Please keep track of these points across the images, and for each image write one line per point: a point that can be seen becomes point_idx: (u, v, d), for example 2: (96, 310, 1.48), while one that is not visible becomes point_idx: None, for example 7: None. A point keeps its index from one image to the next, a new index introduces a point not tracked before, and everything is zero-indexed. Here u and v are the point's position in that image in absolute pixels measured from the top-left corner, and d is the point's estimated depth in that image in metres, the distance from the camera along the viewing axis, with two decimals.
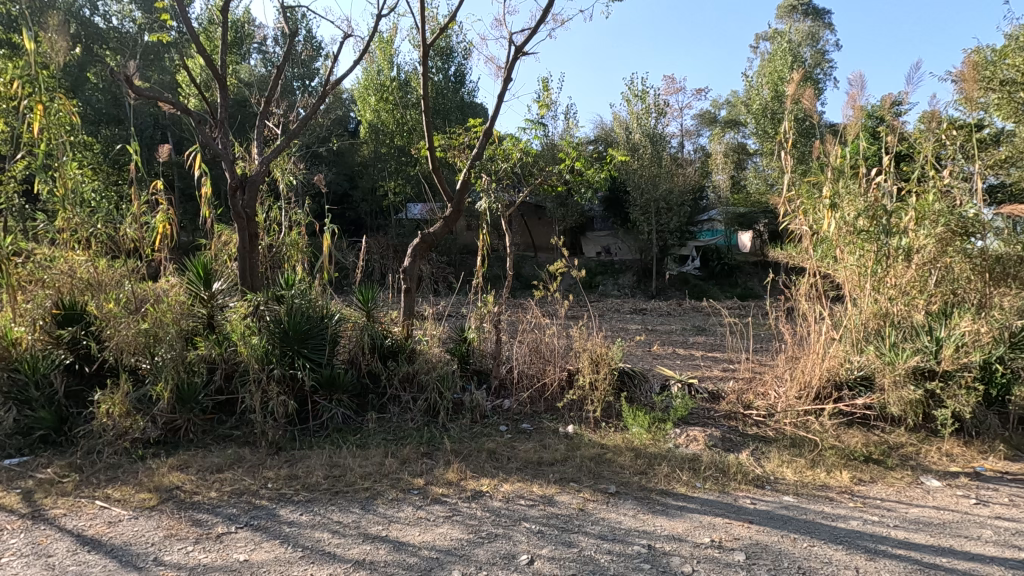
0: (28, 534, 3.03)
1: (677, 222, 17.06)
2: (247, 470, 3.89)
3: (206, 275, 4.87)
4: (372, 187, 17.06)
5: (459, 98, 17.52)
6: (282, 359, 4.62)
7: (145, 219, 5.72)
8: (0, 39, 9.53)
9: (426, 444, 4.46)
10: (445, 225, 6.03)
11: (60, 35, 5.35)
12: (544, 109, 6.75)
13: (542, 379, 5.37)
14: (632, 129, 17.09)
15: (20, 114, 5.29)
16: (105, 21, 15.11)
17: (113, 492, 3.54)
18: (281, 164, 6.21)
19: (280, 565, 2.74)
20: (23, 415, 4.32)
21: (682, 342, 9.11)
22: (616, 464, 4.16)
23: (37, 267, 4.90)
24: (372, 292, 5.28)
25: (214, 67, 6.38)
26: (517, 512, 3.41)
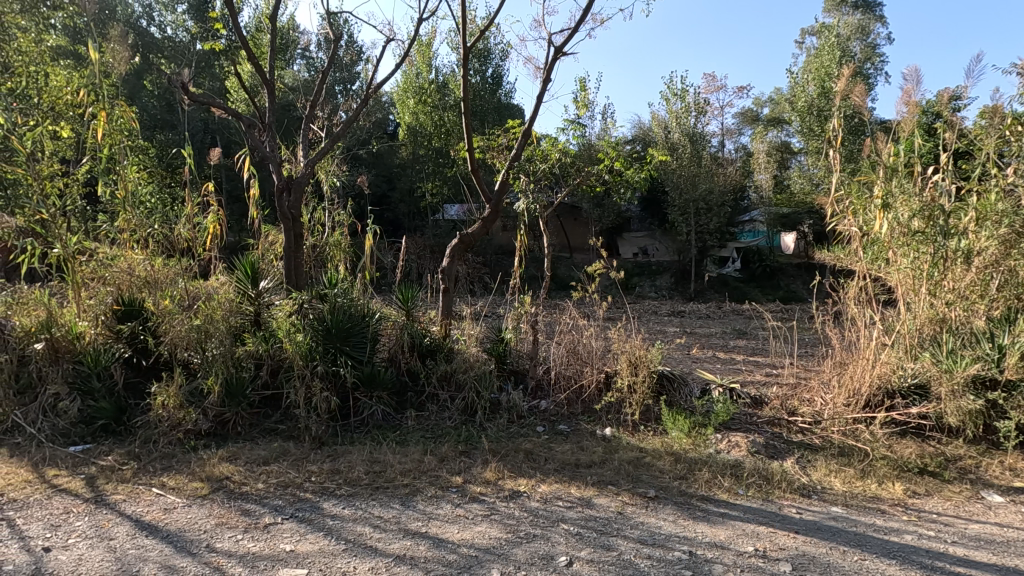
0: (92, 517, 3.20)
1: (716, 223, 16.61)
2: (292, 463, 4.01)
3: (253, 273, 5.00)
4: (410, 188, 17.29)
5: (497, 99, 17.61)
6: (324, 357, 4.72)
7: (197, 220, 5.97)
8: (67, 50, 10.14)
9: (464, 443, 4.50)
10: (484, 225, 6.07)
11: (122, 45, 5.66)
12: (582, 109, 6.72)
13: (580, 380, 5.34)
14: (671, 128, 16.81)
15: (85, 120, 5.59)
16: (160, 31, 15.84)
17: (168, 480, 3.71)
18: (325, 167, 6.41)
19: (324, 557, 2.81)
20: (86, 405, 4.56)
21: (722, 345, 8.88)
22: (656, 469, 4.10)
23: (99, 265, 5.20)
24: (412, 291, 5.35)
25: (263, 73, 6.61)
26: (555, 514, 3.40)
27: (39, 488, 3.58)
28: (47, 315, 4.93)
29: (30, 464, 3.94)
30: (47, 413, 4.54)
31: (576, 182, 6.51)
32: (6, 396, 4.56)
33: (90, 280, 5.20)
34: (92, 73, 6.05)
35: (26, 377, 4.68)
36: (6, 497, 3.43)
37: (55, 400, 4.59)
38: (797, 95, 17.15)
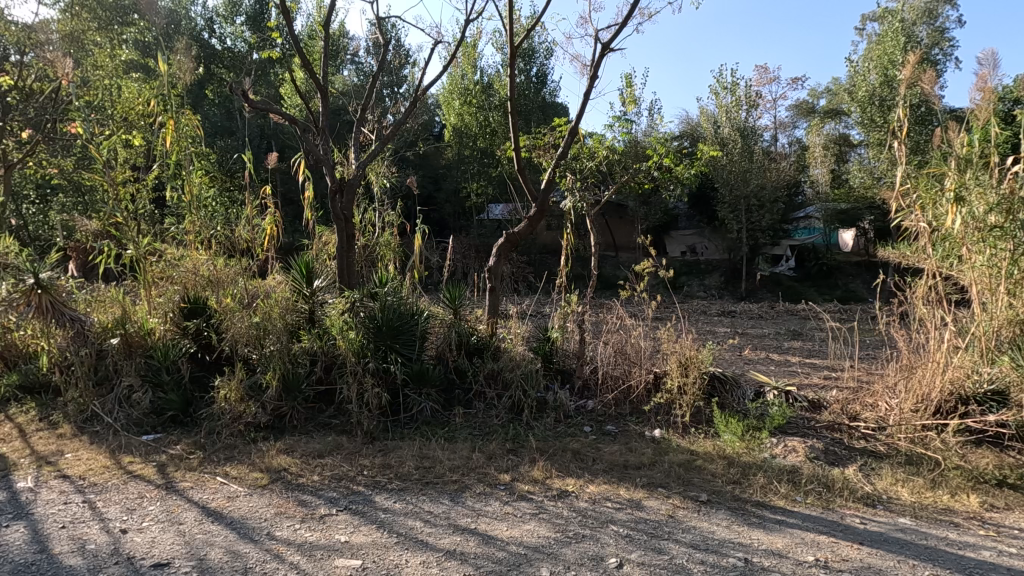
0: (163, 502, 3.40)
1: (769, 220, 16.07)
2: (346, 457, 4.13)
3: (308, 272, 5.17)
4: (455, 188, 17.45)
5: (541, 98, 17.56)
6: (376, 354, 4.84)
7: (256, 222, 6.24)
8: (139, 63, 10.80)
9: (511, 441, 4.52)
10: (530, 224, 6.07)
11: (187, 57, 5.97)
12: (629, 106, 6.63)
13: (628, 380, 5.27)
14: (721, 123, 16.31)
15: (155, 128, 5.94)
16: (221, 42, 16.66)
17: (231, 470, 3.89)
18: (376, 168, 6.59)
19: (377, 549, 2.88)
20: (156, 397, 4.84)
21: (776, 346, 8.54)
22: (708, 472, 4.00)
23: (168, 265, 5.51)
24: (459, 290, 5.40)
25: (316, 78, 6.82)
26: (604, 515, 3.37)
27: (117, 473, 3.83)
28: (122, 312, 5.26)
29: (108, 450, 4.22)
30: (123, 404, 4.83)
31: (623, 179, 6.41)
32: (87, 387, 4.90)
33: (159, 279, 5.50)
34: (161, 84, 6.43)
35: (104, 370, 5.02)
36: (87, 480, 3.69)
37: (129, 391, 4.89)
38: (857, 85, 16.32)
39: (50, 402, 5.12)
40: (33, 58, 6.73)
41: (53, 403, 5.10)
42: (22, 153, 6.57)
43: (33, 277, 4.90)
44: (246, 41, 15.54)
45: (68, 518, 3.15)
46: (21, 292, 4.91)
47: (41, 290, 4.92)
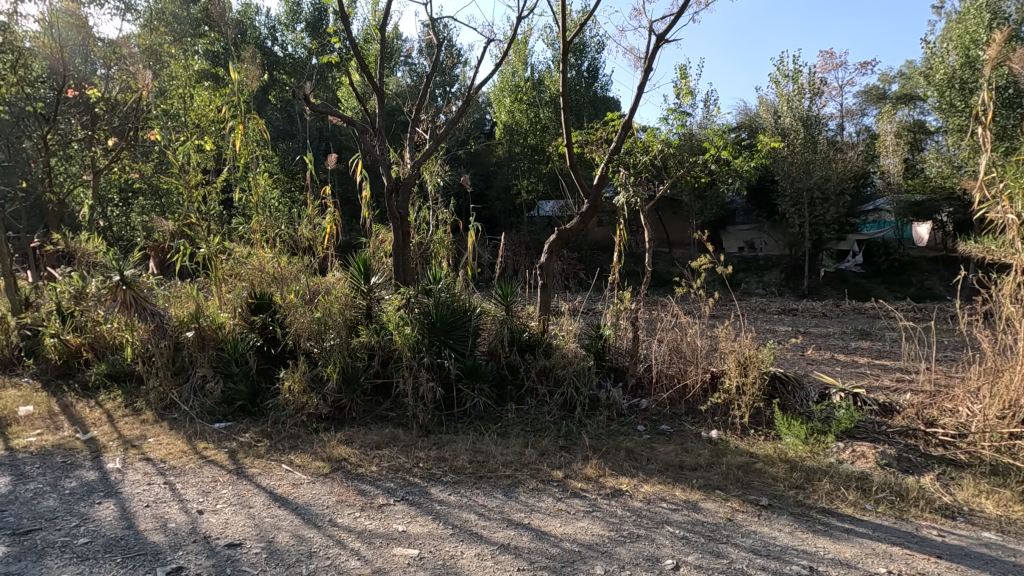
0: (235, 486, 3.61)
1: (835, 213, 15.25)
2: (402, 449, 4.25)
3: (366, 270, 5.27)
4: (506, 185, 17.48)
5: (593, 92, 17.34)
6: (430, 349, 4.94)
7: (317, 221, 6.49)
8: (208, 72, 11.40)
9: (564, 438, 4.51)
10: (582, 220, 6.02)
11: (254, 64, 6.27)
12: (684, 98, 6.46)
13: (683, 379, 5.13)
14: (782, 113, 15.59)
15: (226, 133, 6.28)
16: (282, 49, 17.43)
17: (295, 458, 4.08)
18: (430, 167, 6.70)
19: (433, 540, 2.95)
20: (227, 387, 5.12)
21: (843, 347, 8.10)
22: (768, 475, 3.86)
23: (237, 263, 5.81)
24: (511, 286, 5.43)
25: (373, 80, 7.00)
26: (659, 515, 3.32)
27: (193, 457, 4.09)
28: (196, 307, 5.59)
29: (185, 436, 4.51)
30: (197, 393, 5.14)
31: (678, 173, 6.24)
32: (166, 376, 5.23)
33: (229, 276, 5.83)
34: (230, 91, 6.78)
35: (180, 361, 5.35)
36: (167, 463, 3.96)
37: (202, 381, 5.19)
38: (934, 67, 15.24)
39: (134, 390, 5.51)
40: (118, 71, 7.21)
41: (137, 390, 5.48)
42: (108, 159, 7.13)
43: (118, 275, 5.35)
44: (306, 47, 16.08)
45: (151, 498, 3.39)
46: (110, 289, 5.39)
47: (126, 286, 5.36)
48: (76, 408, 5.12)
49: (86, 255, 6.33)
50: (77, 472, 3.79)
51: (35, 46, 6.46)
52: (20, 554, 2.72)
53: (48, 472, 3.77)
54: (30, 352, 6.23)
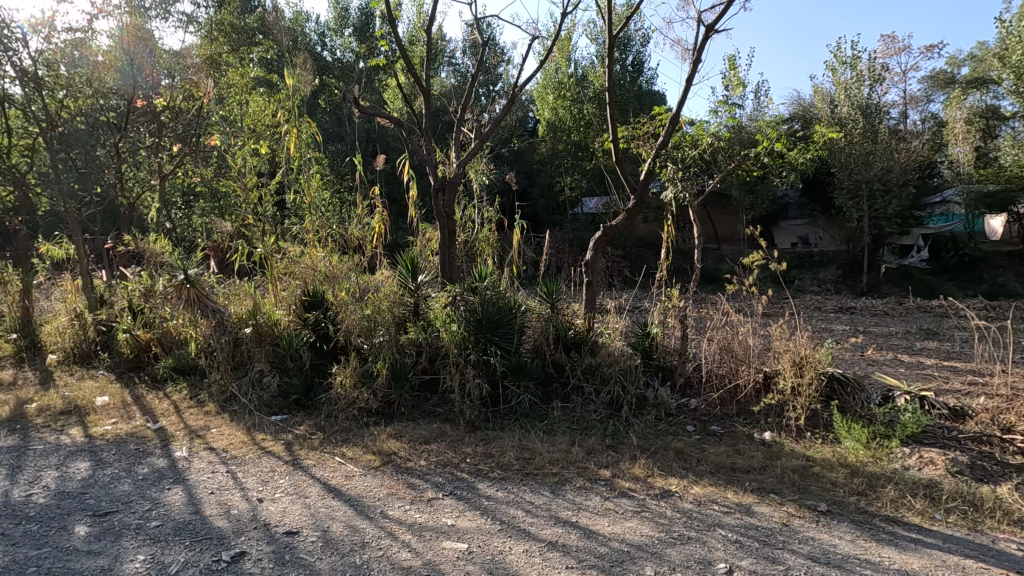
0: (292, 477, 3.76)
1: (897, 206, 14.34)
2: (449, 444, 4.31)
3: (413, 268, 5.42)
4: (549, 183, 17.42)
5: (638, 86, 17.04)
6: (476, 346, 4.98)
7: (366, 220, 6.65)
8: (263, 79, 11.88)
9: (611, 437, 4.46)
10: (629, 217, 5.91)
11: (306, 70, 6.49)
12: (735, 89, 6.24)
13: (734, 379, 4.98)
14: (840, 102, 14.87)
15: (281, 137, 6.56)
16: (331, 54, 17.99)
17: (347, 451, 4.21)
18: (475, 166, 6.75)
19: (482, 535, 2.98)
20: (282, 381, 5.31)
21: (907, 347, 7.67)
22: (827, 480, 3.70)
23: (290, 262, 6.07)
24: (556, 284, 5.41)
25: (420, 82, 7.11)
26: (711, 517, 3.24)
27: (252, 448, 4.28)
28: (254, 304, 5.83)
29: (245, 428, 4.73)
30: (255, 386, 5.36)
31: (729, 167, 6.05)
32: (226, 370, 5.47)
33: (284, 275, 6.06)
34: (284, 97, 7.06)
35: (239, 356, 5.58)
36: (229, 453, 4.16)
37: (260, 375, 5.40)
38: (1010, 48, 14.17)
39: (198, 382, 5.81)
40: (181, 80, 7.58)
41: (200, 383, 5.77)
42: (173, 164, 7.58)
43: (182, 274, 5.71)
44: (354, 51, 16.53)
45: (215, 486, 3.57)
46: (175, 287, 5.77)
47: (189, 285, 5.71)
48: (147, 399, 5.45)
49: (154, 255, 6.72)
50: (148, 459, 4.04)
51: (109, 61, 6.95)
52: (100, 534, 2.92)
53: (123, 458, 4.03)
54: (105, 347, 6.65)
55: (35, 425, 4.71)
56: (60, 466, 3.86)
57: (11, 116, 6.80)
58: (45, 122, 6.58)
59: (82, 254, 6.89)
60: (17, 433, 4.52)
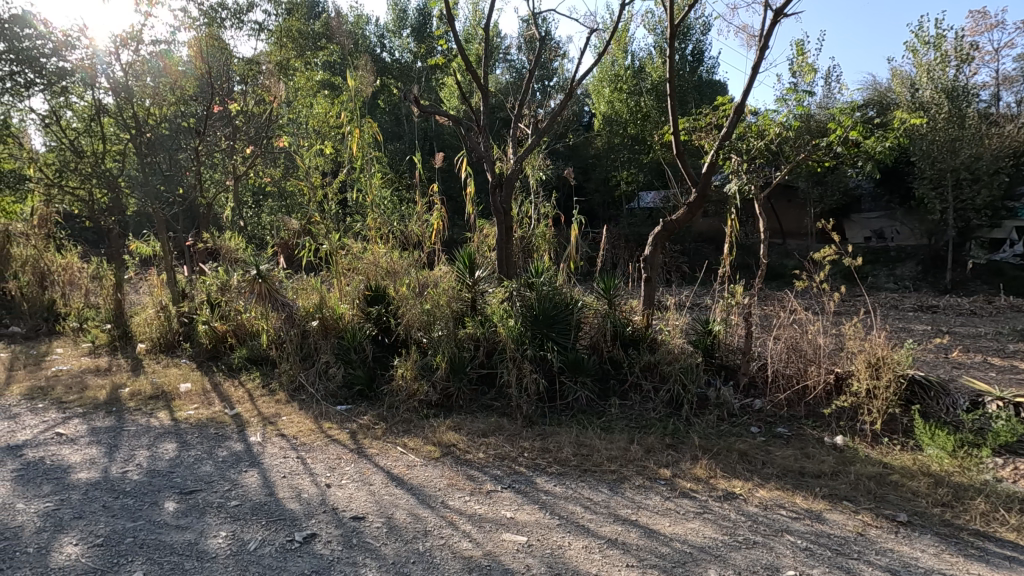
0: (357, 464, 3.91)
1: (987, 197, 13.11)
2: (507, 438, 4.35)
3: (471, 264, 5.51)
4: (605, 178, 17.18)
5: (698, 76, 16.46)
6: (533, 341, 4.99)
7: (425, 217, 6.79)
8: (327, 83, 12.34)
9: (671, 436, 4.38)
10: (690, 211, 5.74)
11: (368, 72, 6.69)
12: (805, 76, 5.93)
13: (803, 380, 4.76)
14: (921, 85, 13.83)
15: (345, 138, 6.82)
16: (389, 55, 18.51)
17: (408, 441, 4.33)
18: (532, 162, 6.76)
19: (541, 529, 3.00)
20: (347, 372, 5.51)
21: (999, 349, 7.07)
22: (907, 489, 3.48)
23: (354, 258, 6.32)
24: (613, 280, 5.34)
25: (478, 80, 7.15)
26: (778, 523, 3.12)
27: (319, 436, 4.48)
28: (320, 299, 6.06)
29: (312, 416, 4.96)
30: (321, 377, 5.58)
31: (798, 158, 5.77)
32: (295, 361, 5.74)
33: (348, 271, 6.30)
34: (347, 98, 7.32)
35: (306, 348, 5.82)
36: (299, 440, 4.38)
37: (326, 366, 5.62)
38: None
39: (269, 372, 6.14)
40: (253, 86, 8.01)
41: (272, 373, 6.09)
42: (246, 166, 8.04)
43: (255, 270, 6.03)
44: (412, 52, 16.90)
45: (287, 470, 3.77)
46: (249, 282, 6.10)
47: (261, 280, 6.02)
48: (224, 387, 5.81)
49: (230, 251, 7.15)
50: (227, 443, 4.31)
51: (188, 69, 7.43)
52: (186, 510, 3.15)
53: (204, 442, 4.32)
54: (187, 337, 7.14)
55: (128, 408, 5.13)
56: (150, 446, 4.19)
57: (105, 124, 7.41)
58: (134, 128, 7.20)
59: (167, 250, 7.41)
60: (112, 415, 4.93)
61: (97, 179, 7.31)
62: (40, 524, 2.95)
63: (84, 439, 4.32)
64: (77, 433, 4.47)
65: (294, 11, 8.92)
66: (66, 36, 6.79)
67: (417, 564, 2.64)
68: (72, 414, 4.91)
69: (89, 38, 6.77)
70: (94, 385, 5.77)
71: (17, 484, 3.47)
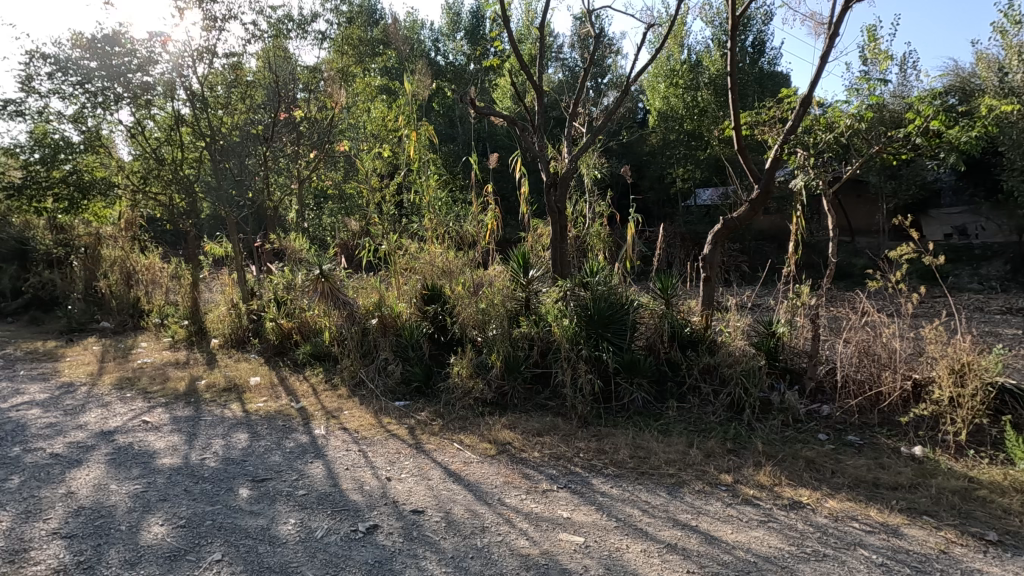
0: (415, 459, 4.01)
1: None
2: (562, 438, 4.35)
3: (525, 263, 5.52)
4: (661, 175, 16.82)
5: (759, 68, 15.82)
6: (588, 341, 4.95)
7: (480, 217, 6.86)
8: (386, 87, 12.71)
9: (732, 441, 4.24)
10: (752, 208, 5.52)
11: (424, 76, 6.84)
12: (879, 63, 5.58)
13: (877, 386, 4.50)
14: (1010, 68, 12.66)
15: (403, 141, 7.00)
16: (443, 58, 18.89)
17: (465, 438, 4.40)
18: (587, 160, 6.71)
19: (599, 530, 2.98)
20: (405, 369, 5.66)
21: None
22: (997, 506, 3.23)
23: (411, 258, 6.48)
24: (671, 280, 5.21)
25: (532, 79, 7.16)
26: (850, 535, 2.96)
27: (379, 430, 4.62)
28: (379, 297, 6.23)
29: (373, 411, 5.12)
30: (381, 373, 5.76)
31: (871, 151, 5.44)
32: (356, 357, 5.93)
33: (405, 270, 6.46)
34: (404, 102, 7.50)
35: (366, 345, 6.01)
36: (360, 433, 4.54)
37: (385, 363, 5.79)
38: None
39: (332, 367, 6.38)
40: (316, 93, 8.32)
41: (334, 368, 6.33)
42: (310, 170, 8.38)
43: (319, 269, 6.29)
44: (466, 54, 17.17)
45: (350, 463, 3.91)
46: (313, 281, 6.36)
47: (324, 279, 6.26)
48: (290, 381, 6.10)
49: (295, 252, 7.48)
50: (294, 434, 4.52)
51: (257, 79, 7.87)
52: (259, 497, 3.33)
53: (273, 433, 4.55)
54: (256, 333, 7.52)
55: (205, 399, 5.47)
56: (225, 436, 4.45)
57: (184, 133, 7.94)
58: (209, 137, 7.64)
59: (238, 251, 7.83)
60: (191, 405, 5.27)
61: (176, 184, 7.86)
62: (131, 504, 3.20)
63: (167, 427, 4.64)
64: (161, 421, 4.81)
65: (354, 20, 9.25)
66: (149, 54, 7.38)
67: (475, 560, 2.68)
68: (156, 404, 5.29)
69: (170, 53, 7.24)
70: (174, 377, 6.19)
71: (111, 466, 3.78)
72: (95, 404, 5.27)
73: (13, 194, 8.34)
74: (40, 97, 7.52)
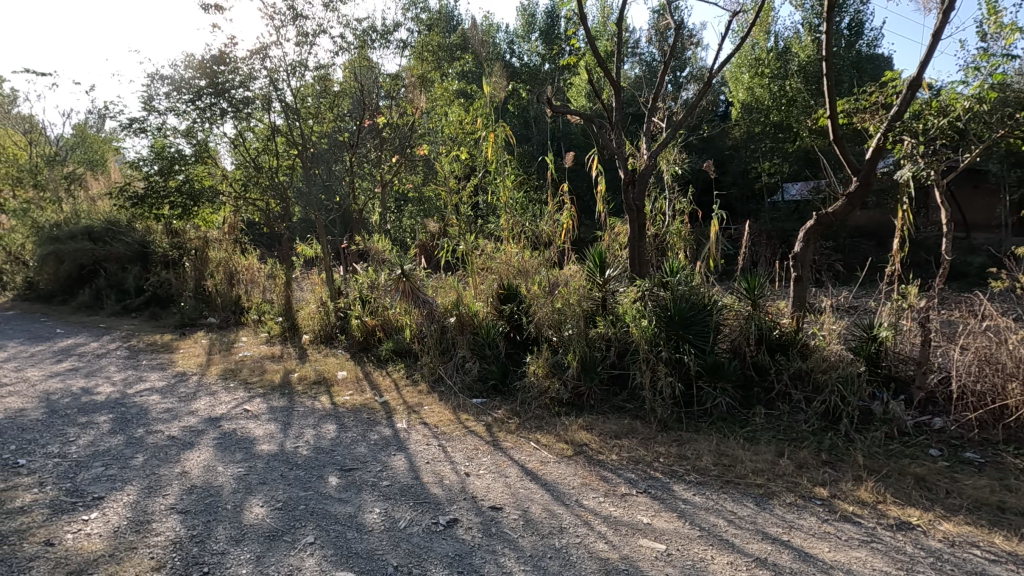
0: (493, 456, 4.06)
1: None
2: (641, 441, 4.24)
3: (602, 262, 5.43)
4: (744, 169, 16.00)
5: (856, 51, 14.64)
6: (667, 343, 4.76)
7: (556, 216, 6.82)
8: (462, 91, 12.98)
9: (828, 452, 3.95)
10: (850, 202, 5.09)
11: (501, 78, 6.91)
12: (1004, 37, 4.98)
13: (1002, 399, 4.01)
14: None
15: (481, 143, 7.12)
16: (519, 60, 18.99)
17: (542, 438, 4.40)
18: (666, 156, 6.51)
19: (681, 538, 2.88)
20: (482, 366, 5.76)
21: None
22: None
23: (488, 258, 6.56)
24: (758, 280, 4.93)
25: (607, 76, 7.05)
26: (970, 563, 2.67)
27: (458, 426, 4.73)
28: (457, 296, 6.36)
29: (451, 407, 5.24)
30: (458, 370, 5.88)
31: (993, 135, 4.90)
32: (435, 354, 6.08)
33: (482, 270, 6.55)
34: (481, 105, 7.63)
35: (445, 342, 6.15)
36: (439, 429, 4.66)
37: (463, 361, 5.91)
38: None
39: (412, 363, 6.59)
40: (397, 99, 8.59)
41: (414, 364, 6.53)
42: (391, 174, 8.72)
43: (400, 269, 6.51)
44: (541, 54, 17.18)
45: (430, 457, 4.03)
46: (394, 281, 6.60)
47: (405, 279, 6.48)
48: (374, 376, 6.37)
49: (378, 253, 7.82)
50: (378, 427, 4.71)
51: (344, 88, 8.29)
52: (346, 485, 3.51)
53: (359, 425, 4.77)
54: (342, 329, 7.92)
55: (298, 391, 5.84)
56: (315, 426, 4.73)
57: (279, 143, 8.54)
58: (300, 145, 8.14)
59: (326, 253, 8.28)
60: (286, 396, 5.65)
61: (272, 190, 8.44)
62: (235, 486, 3.47)
63: (264, 416, 5.00)
64: (260, 410, 5.19)
65: (433, 27, 9.51)
66: (249, 71, 7.98)
67: (554, 560, 2.67)
68: (255, 394, 5.71)
69: (267, 68, 7.80)
70: (271, 369, 6.66)
71: (217, 450, 4.12)
72: (204, 392, 5.76)
73: (137, 203, 9.33)
74: (159, 115, 8.32)
